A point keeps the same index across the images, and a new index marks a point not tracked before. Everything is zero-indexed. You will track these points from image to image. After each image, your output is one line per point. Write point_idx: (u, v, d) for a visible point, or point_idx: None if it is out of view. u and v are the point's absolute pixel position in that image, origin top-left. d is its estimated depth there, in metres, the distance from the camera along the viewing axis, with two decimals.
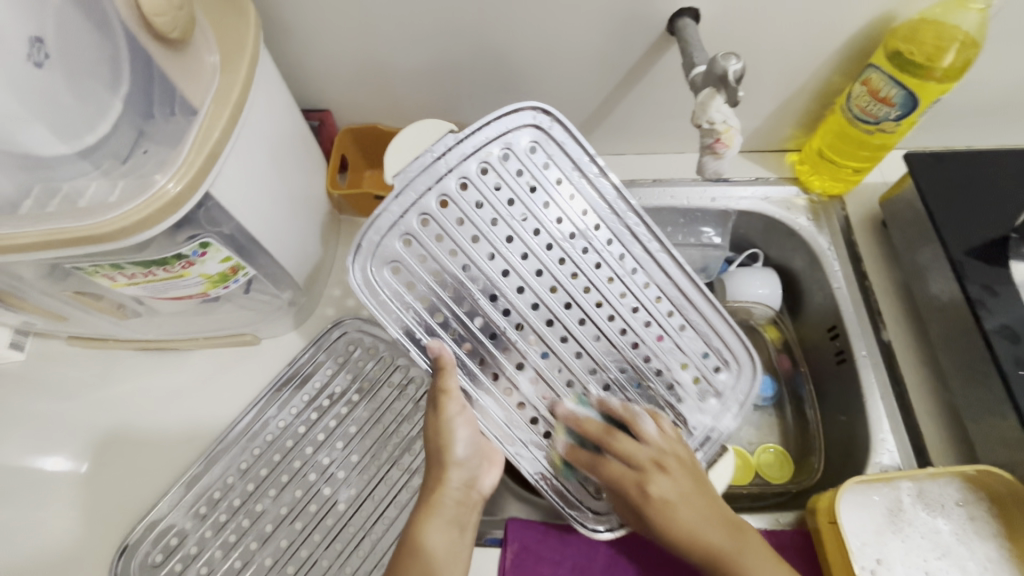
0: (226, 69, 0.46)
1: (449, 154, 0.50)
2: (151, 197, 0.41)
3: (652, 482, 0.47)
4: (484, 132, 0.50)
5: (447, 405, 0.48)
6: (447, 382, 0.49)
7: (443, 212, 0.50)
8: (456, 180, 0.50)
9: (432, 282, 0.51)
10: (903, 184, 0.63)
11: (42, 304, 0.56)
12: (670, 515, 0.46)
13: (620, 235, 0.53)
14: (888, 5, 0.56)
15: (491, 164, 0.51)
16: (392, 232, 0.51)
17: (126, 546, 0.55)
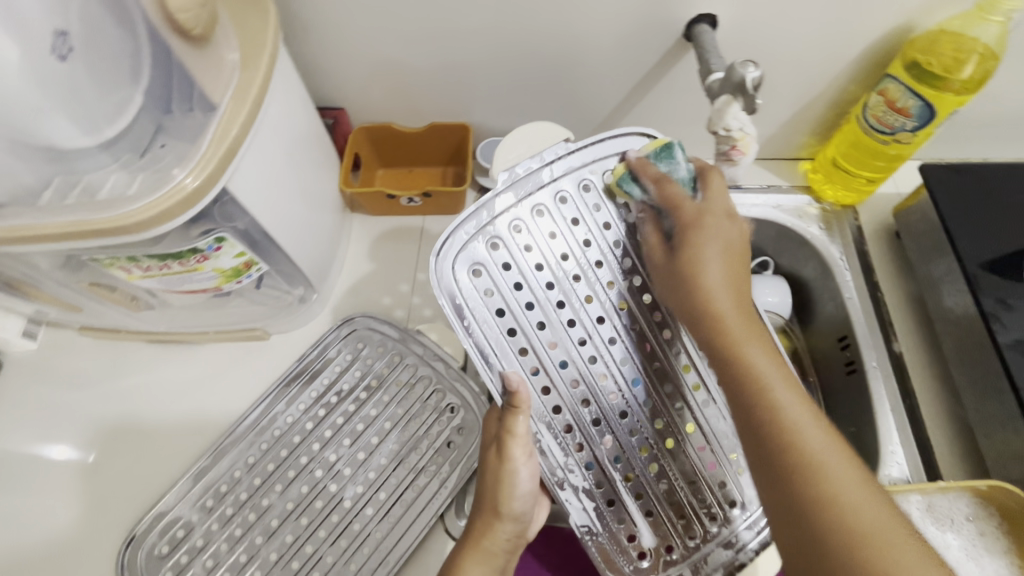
0: (246, 65, 0.45)
1: (557, 162, 0.53)
2: (169, 192, 0.41)
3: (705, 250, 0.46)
4: (594, 150, 0.53)
5: (514, 447, 0.46)
6: (515, 425, 0.46)
7: (531, 228, 0.52)
8: (546, 198, 0.53)
9: (517, 299, 0.51)
10: (917, 197, 0.63)
11: (57, 295, 0.56)
12: (714, 258, 0.46)
13: None
14: (908, 15, 0.56)
15: (592, 183, 0.54)
16: (483, 242, 0.51)
17: (133, 536, 0.56)
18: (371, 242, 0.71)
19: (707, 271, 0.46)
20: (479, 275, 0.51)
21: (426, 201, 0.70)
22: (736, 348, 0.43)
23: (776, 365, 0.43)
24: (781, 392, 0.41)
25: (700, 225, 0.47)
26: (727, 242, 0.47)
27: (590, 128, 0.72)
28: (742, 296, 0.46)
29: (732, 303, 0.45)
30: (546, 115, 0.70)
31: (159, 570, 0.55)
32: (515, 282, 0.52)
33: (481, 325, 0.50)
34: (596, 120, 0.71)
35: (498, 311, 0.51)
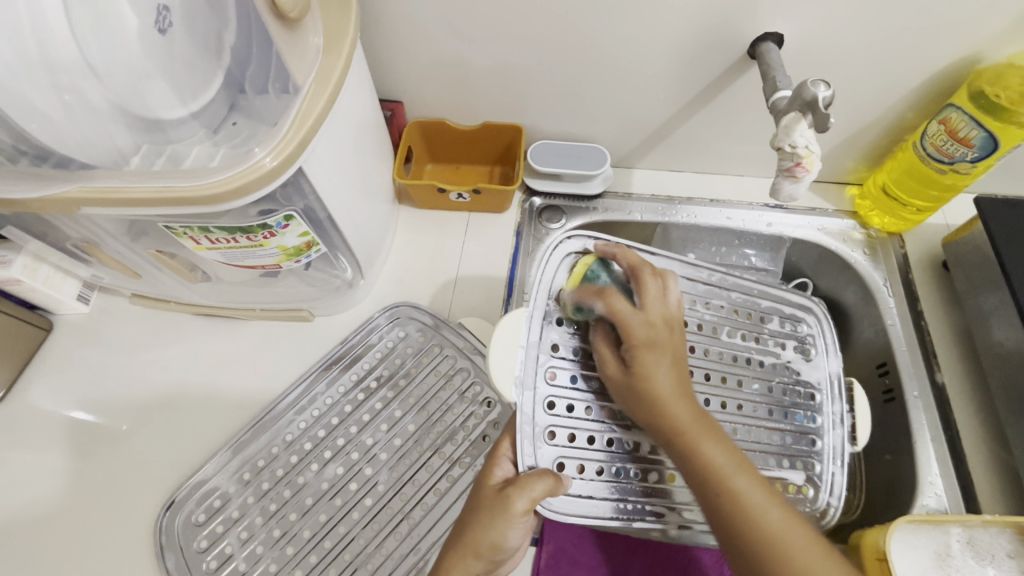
0: (329, 51, 0.47)
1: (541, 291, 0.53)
2: (249, 168, 0.42)
3: (657, 360, 0.47)
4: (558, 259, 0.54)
5: (515, 500, 0.43)
6: (534, 484, 0.44)
7: (561, 361, 0.53)
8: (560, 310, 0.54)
9: (586, 425, 0.52)
10: (970, 228, 0.62)
11: (120, 258, 0.58)
12: (660, 367, 0.47)
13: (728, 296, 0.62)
14: (976, 47, 0.56)
15: None
16: (538, 412, 0.51)
17: (173, 502, 0.57)
18: (417, 234, 0.72)
19: (661, 378, 0.46)
20: (555, 436, 0.51)
21: (475, 197, 0.71)
22: (697, 446, 0.44)
23: (732, 452, 0.45)
24: (742, 482, 0.43)
25: (642, 344, 0.47)
26: (671, 355, 0.48)
27: (642, 138, 0.72)
28: (689, 395, 0.47)
29: (685, 406, 0.46)
30: (600, 121, 0.71)
31: (194, 538, 0.56)
32: (581, 410, 0.53)
33: (580, 478, 0.51)
34: (649, 131, 0.71)
35: (584, 441, 0.52)
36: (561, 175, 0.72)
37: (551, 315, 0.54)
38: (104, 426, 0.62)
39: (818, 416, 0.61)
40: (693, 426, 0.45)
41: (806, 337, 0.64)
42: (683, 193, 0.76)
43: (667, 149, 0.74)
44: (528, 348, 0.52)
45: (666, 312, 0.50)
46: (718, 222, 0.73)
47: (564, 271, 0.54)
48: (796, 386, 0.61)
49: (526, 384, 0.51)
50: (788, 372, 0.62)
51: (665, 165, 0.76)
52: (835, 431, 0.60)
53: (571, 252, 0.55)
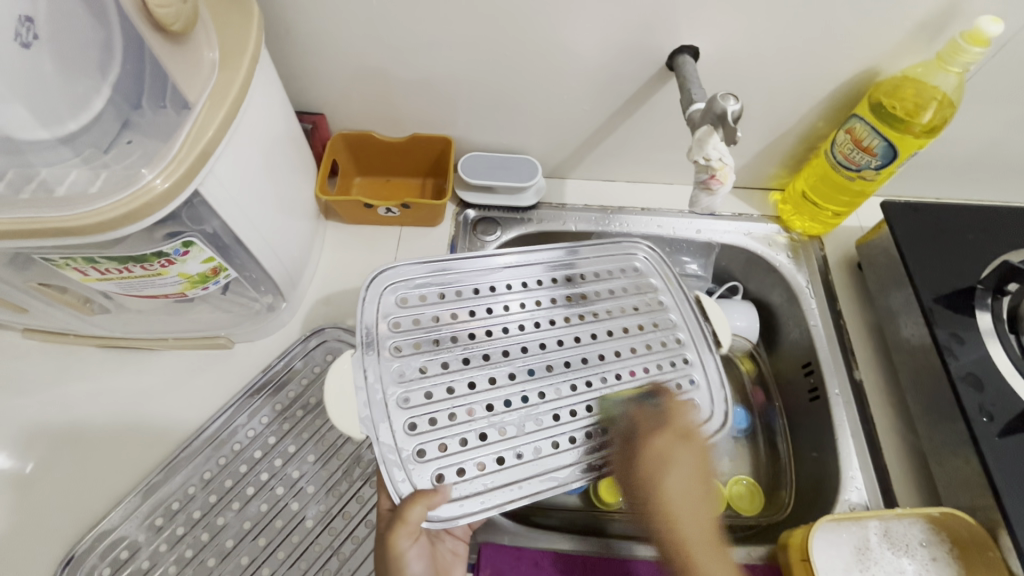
0: (226, 65, 0.44)
1: (367, 328, 0.52)
2: (138, 192, 0.39)
3: (662, 452, 0.51)
4: (374, 287, 0.53)
5: (397, 536, 0.44)
6: (410, 513, 0.44)
7: (410, 386, 0.50)
8: (397, 337, 0.52)
9: (457, 428, 0.49)
10: (878, 231, 0.66)
11: (2, 294, 0.52)
12: (672, 473, 0.51)
13: (588, 291, 0.58)
14: (874, 61, 0.59)
15: (406, 292, 0.54)
16: (400, 437, 0.48)
17: (72, 557, 0.52)
18: (346, 252, 0.70)
19: (671, 483, 0.51)
20: (427, 452, 0.48)
21: (405, 211, 0.69)
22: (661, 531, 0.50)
23: (726, 559, 0.49)
24: None
25: (664, 448, 0.51)
26: (683, 458, 0.51)
27: (572, 148, 0.73)
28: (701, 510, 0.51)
29: (688, 512, 0.51)
30: (529, 133, 0.71)
31: None
32: (445, 417, 0.49)
33: (461, 481, 0.47)
34: (578, 141, 0.71)
35: (457, 445, 0.48)
36: (493, 187, 0.71)
37: (387, 348, 0.51)
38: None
39: (682, 337, 0.58)
40: (670, 496, 0.50)
41: (644, 268, 0.61)
42: (616, 202, 0.76)
43: (598, 157, 0.74)
44: (366, 387, 0.49)
45: (688, 420, 0.53)
46: (649, 230, 0.75)
47: (386, 302, 0.53)
48: (660, 316, 0.58)
49: (376, 420, 0.48)
50: (648, 308, 0.59)
51: (597, 175, 0.77)
52: (689, 328, 0.58)
53: (388, 279, 0.54)
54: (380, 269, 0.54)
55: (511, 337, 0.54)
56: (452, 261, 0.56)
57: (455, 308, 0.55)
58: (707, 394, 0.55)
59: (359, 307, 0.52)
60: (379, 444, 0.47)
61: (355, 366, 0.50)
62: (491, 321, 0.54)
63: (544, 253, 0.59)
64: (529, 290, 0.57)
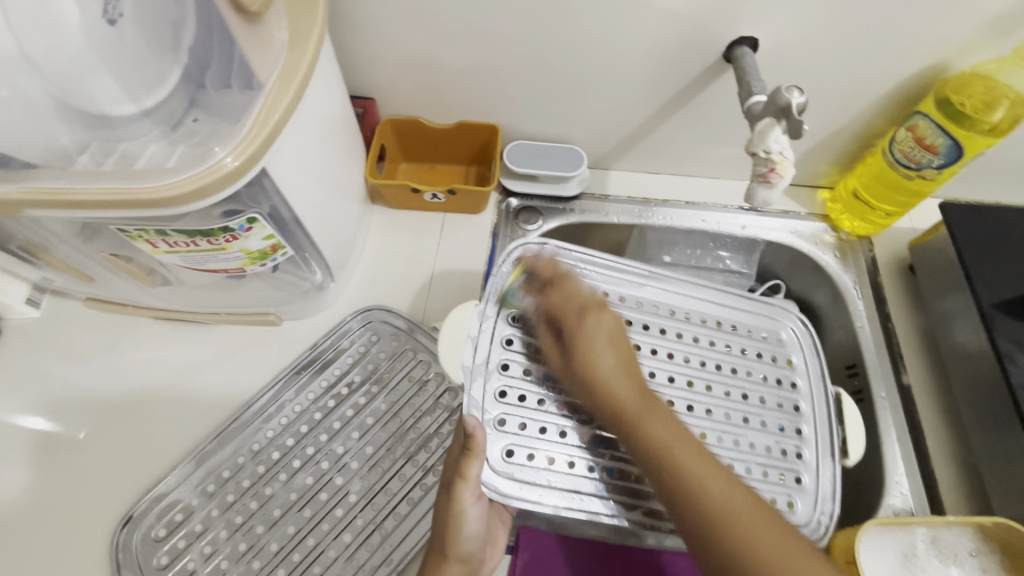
0: (293, 46, 0.45)
1: (497, 292, 0.55)
2: (208, 169, 0.40)
3: (592, 319, 0.52)
4: (512, 260, 0.56)
5: (461, 492, 0.47)
6: (469, 468, 0.47)
7: (517, 355, 0.53)
8: (520, 307, 0.55)
9: (540, 415, 0.52)
10: (934, 233, 0.64)
11: (71, 261, 0.54)
12: (603, 345, 0.51)
13: (719, 339, 0.59)
14: (944, 55, 0.57)
15: (540, 274, 0.56)
16: (489, 401, 0.52)
17: (131, 517, 0.55)
18: (391, 235, 0.71)
19: (600, 353, 0.51)
20: (506, 423, 0.51)
21: (450, 197, 0.69)
22: (643, 432, 0.47)
23: (690, 438, 0.47)
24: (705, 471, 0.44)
25: (588, 325, 0.52)
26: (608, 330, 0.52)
27: (619, 139, 0.72)
28: (635, 377, 0.50)
29: (629, 387, 0.49)
30: (577, 123, 0.70)
31: (154, 554, 0.54)
32: (533, 401, 0.53)
33: (527, 466, 0.51)
34: (626, 132, 0.71)
35: (535, 433, 0.52)
36: (538, 175, 0.71)
37: (508, 313, 0.54)
38: (39, 435, 0.59)
39: (802, 429, 0.57)
40: (607, 367, 0.50)
41: (794, 342, 0.61)
42: (659, 195, 0.76)
43: (644, 149, 0.73)
44: (476, 342, 0.53)
45: (614, 328, 0.52)
46: (693, 225, 0.74)
47: (518, 277, 0.56)
48: (791, 401, 0.57)
49: (475, 373, 0.52)
50: (784, 388, 0.58)
51: (642, 167, 0.76)
52: (817, 424, 0.57)
53: (525, 259, 0.56)
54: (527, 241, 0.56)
55: None
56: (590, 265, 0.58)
57: None
58: (807, 491, 0.54)
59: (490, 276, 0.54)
60: (471, 391, 0.51)
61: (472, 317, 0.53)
62: None
63: (674, 283, 0.60)
64: (649, 312, 0.58)
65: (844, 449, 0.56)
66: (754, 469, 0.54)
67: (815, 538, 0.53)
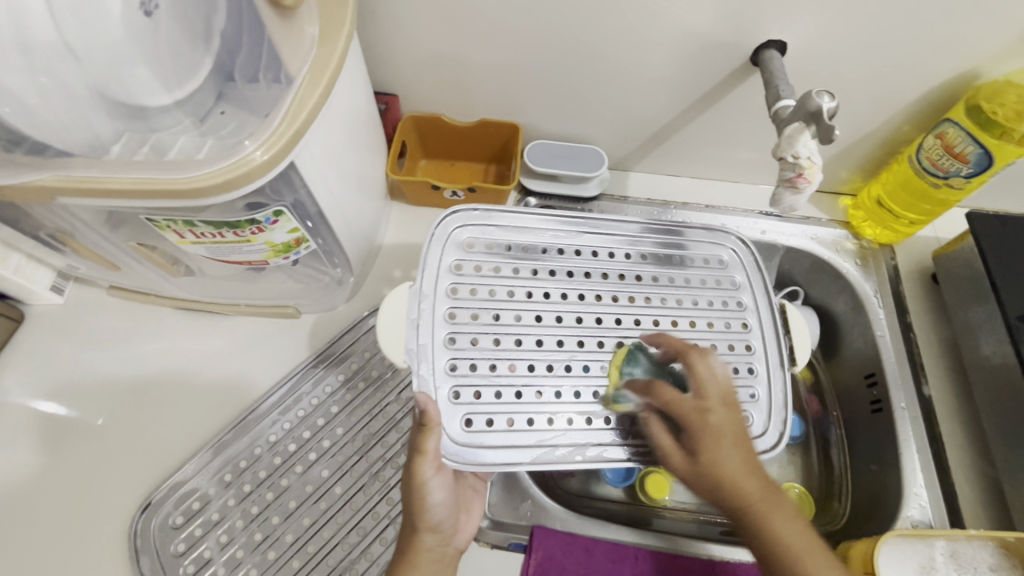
0: (324, 41, 0.45)
1: (428, 270, 0.53)
2: (238, 162, 0.41)
3: (713, 411, 0.47)
4: (438, 236, 0.55)
5: (423, 468, 0.45)
6: (425, 443, 0.44)
7: (459, 328, 0.51)
8: (461, 279, 0.53)
9: (495, 381, 0.50)
10: (960, 243, 0.63)
11: (97, 248, 0.55)
12: (725, 434, 0.46)
13: (660, 272, 0.58)
14: (976, 62, 0.56)
15: (474, 241, 0.55)
16: (439, 377, 0.50)
17: (149, 504, 0.55)
18: (409, 232, 0.71)
19: (720, 425, 0.46)
20: (460, 396, 0.50)
21: (470, 196, 0.69)
22: (712, 457, 0.45)
23: (786, 502, 0.46)
24: (792, 527, 0.45)
25: (712, 422, 0.46)
26: (732, 432, 0.46)
27: (640, 141, 0.72)
28: (746, 447, 0.46)
29: (745, 471, 0.46)
30: (599, 123, 0.70)
31: (171, 541, 0.54)
32: (486, 367, 0.51)
33: (489, 432, 0.49)
34: (648, 134, 0.70)
35: (492, 398, 0.50)
36: (558, 176, 0.71)
37: (444, 288, 0.53)
38: (55, 418, 0.60)
39: (752, 345, 0.56)
40: (715, 399, 0.47)
41: (735, 260, 0.60)
42: (679, 198, 0.75)
43: (665, 151, 0.73)
44: (415, 324, 0.51)
45: (726, 386, 0.48)
46: None
47: (449, 249, 0.54)
48: (738, 318, 0.57)
49: (421, 355, 0.50)
50: (730, 306, 0.57)
51: (662, 169, 0.76)
52: (765, 336, 0.56)
53: (455, 227, 0.55)
54: (457, 209, 0.55)
55: (568, 304, 0.54)
56: (517, 216, 0.57)
57: (515, 264, 0.55)
58: (762, 404, 0.54)
59: (426, 251, 0.54)
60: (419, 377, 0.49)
61: (410, 299, 0.51)
62: (550, 284, 0.55)
63: (612, 227, 0.59)
64: (592, 260, 0.57)
65: (792, 358, 0.57)
66: None
67: (774, 445, 0.52)
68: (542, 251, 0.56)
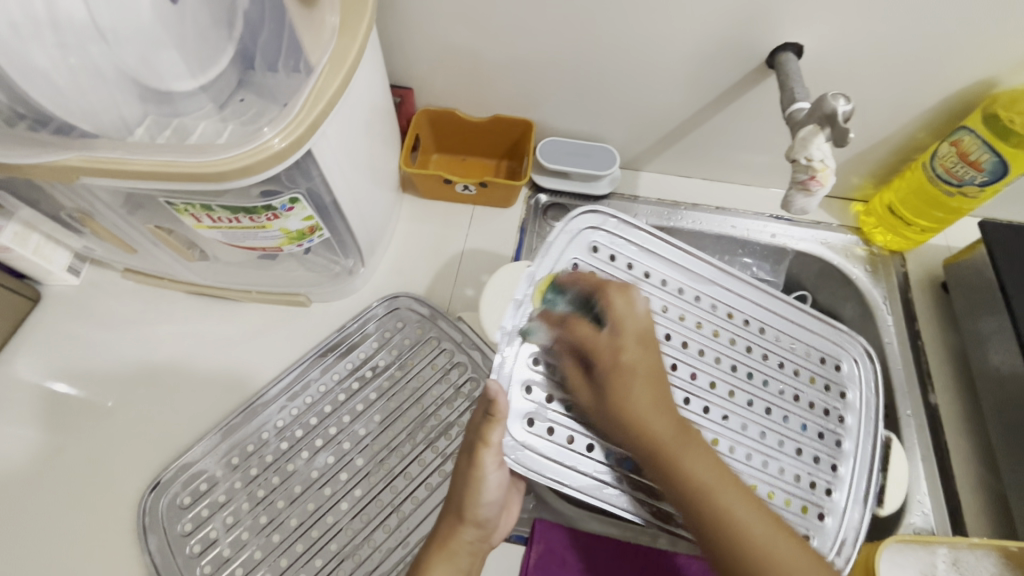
0: (344, 31, 0.45)
1: (547, 258, 0.54)
2: (256, 148, 0.41)
3: (623, 358, 0.47)
4: (575, 228, 0.55)
5: (484, 459, 0.45)
6: (491, 434, 0.45)
7: None
8: (573, 277, 0.54)
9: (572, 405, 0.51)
10: (972, 251, 0.63)
11: (115, 230, 0.56)
12: (638, 386, 0.46)
13: (767, 351, 0.58)
14: (993, 71, 0.56)
15: (600, 244, 0.56)
16: (518, 369, 0.51)
17: (159, 483, 0.56)
18: (421, 225, 0.71)
19: (632, 386, 0.46)
20: (534, 393, 0.50)
21: (481, 190, 0.70)
22: (620, 396, 0.46)
23: (710, 462, 0.44)
24: (702, 466, 0.44)
25: (621, 362, 0.47)
26: (640, 365, 0.47)
27: (653, 141, 0.72)
28: (663, 394, 0.46)
29: (662, 420, 0.45)
30: (612, 122, 0.70)
31: (179, 520, 0.55)
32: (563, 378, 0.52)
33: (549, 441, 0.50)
34: (661, 134, 0.71)
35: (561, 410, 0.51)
36: (569, 173, 0.72)
37: (557, 281, 0.53)
38: (68, 398, 0.61)
39: (839, 467, 0.56)
40: (626, 337, 0.48)
41: (855, 377, 0.60)
42: (690, 199, 0.75)
43: (678, 152, 0.73)
44: (519, 305, 0.52)
45: (644, 321, 0.49)
46: (722, 230, 0.73)
47: (579, 244, 0.55)
48: (837, 412, 0.58)
49: (511, 337, 0.51)
50: (832, 396, 0.59)
51: (674, 170, 0.76)
52: (856, 467, 0.56)
53: (584, 231, 0.56)
54: (596, 210, 0.56)
55: (668, 346, 0.55)
56: (650, 248, 0.57)
57: (631, 285, 0.56)
58: (836, 509, 0.55)
59: (550, 239, 0.54)
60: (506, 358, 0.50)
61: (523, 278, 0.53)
62: (659, 323, 0.55)
63: (730, 288, 0.59)
64: (703, 310, 0.57)
65: (879, 499, 0.58)
66: (779, 491, 0.54)
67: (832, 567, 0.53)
68: (661, 282, 0.57)
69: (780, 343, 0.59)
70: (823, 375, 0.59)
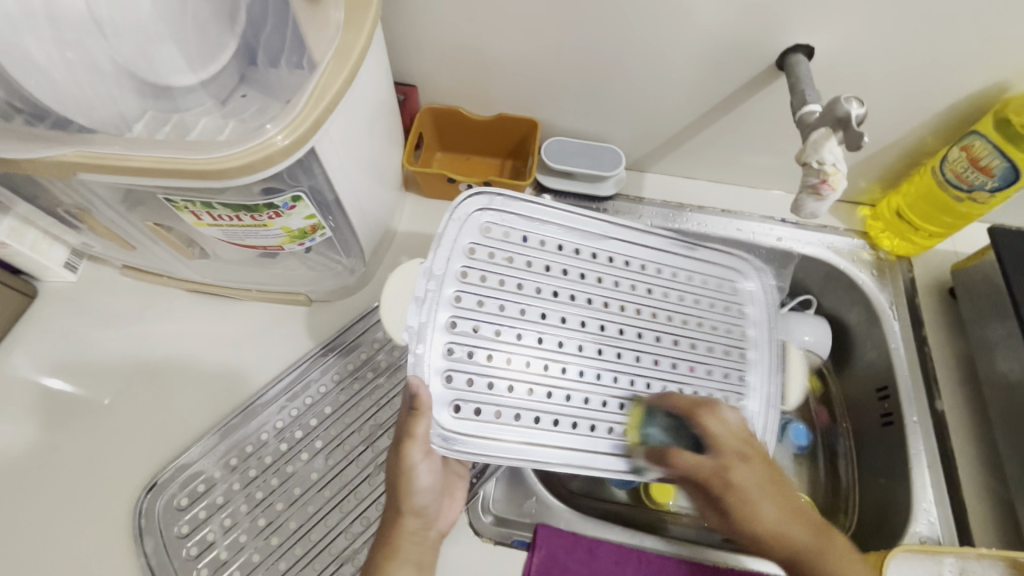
0: (349, 26, 0.44)
1: (440, 249, 0.51)
2: (259, 145, 0.40)
3: (733, 468, 0.50)
4: (460, 215, 0.52)
5: (411, 452, 0.46)
6: (416, 427, 0.46)
7: (462, 312, 0.50)
8: (469, 265, 0.51)
9: (493, 379, 0.50)
10: (981, 257, 0.62)
11: (113, 226, 0.55)
12: (761, 494, 0.49)
13: (673, 288, 0.59)
14: (1006, 75, 0.55)
15: (491, 224, 0.53)
16: (434, 361, 0.49)
17: (155, 484, 0.55)
18: (423, 224, 0.70)
19: (746, 482, 0.50)
20: (454, 381, 0.49)
21: None
22: (746, 516, 0.49)
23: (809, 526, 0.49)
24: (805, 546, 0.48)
25: (733, 478, 0.50)
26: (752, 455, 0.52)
27: (658, 142, 0.71)
28: (787, 496, 0.50)
29: (776, 510, 0.49)
30: (618, 122, 0.70)
31: (176, 522, 0.54)
32: (482, 357, 0.51)
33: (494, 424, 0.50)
34: (667, 135, 0.70)
35: (485, 387, 0.50)
36: (574, 173, 0.71)
37: (455, 271, 0.51)
38: (65, 396, 0.60)
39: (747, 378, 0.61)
40: (728, 454, 0.51)
41: (750, 294, 0.63)
42: (695, 200, 0.75)
43: (684, 154, 0.72)
44: (420, 303, 0.49)
45: (736, 438, 0.52)
46: (728, 233, 0.72)
47: (470, 230, 0.52)
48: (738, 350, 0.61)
49: (421, 334, 0.49)
50: (734, 336, 0.61)
51: (679, 171, 0.75)
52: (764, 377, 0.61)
53: (475, 209, 0.53)
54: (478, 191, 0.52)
55: (574, 307, 0.54)
56: (545, 211, 0.55)
57: (528, 256, 0.54)
58: None
59: (443, 228, 0.51)
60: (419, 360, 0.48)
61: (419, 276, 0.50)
62: (567, 285, 0.54)
63: (637, 237, 0.59)
64: (607, 265, 0.57)
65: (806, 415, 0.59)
66: None
67: None
68: (559, 247, 0.55)
69: (691, 282, 0.60)
70: (725, 300, 0.62)
